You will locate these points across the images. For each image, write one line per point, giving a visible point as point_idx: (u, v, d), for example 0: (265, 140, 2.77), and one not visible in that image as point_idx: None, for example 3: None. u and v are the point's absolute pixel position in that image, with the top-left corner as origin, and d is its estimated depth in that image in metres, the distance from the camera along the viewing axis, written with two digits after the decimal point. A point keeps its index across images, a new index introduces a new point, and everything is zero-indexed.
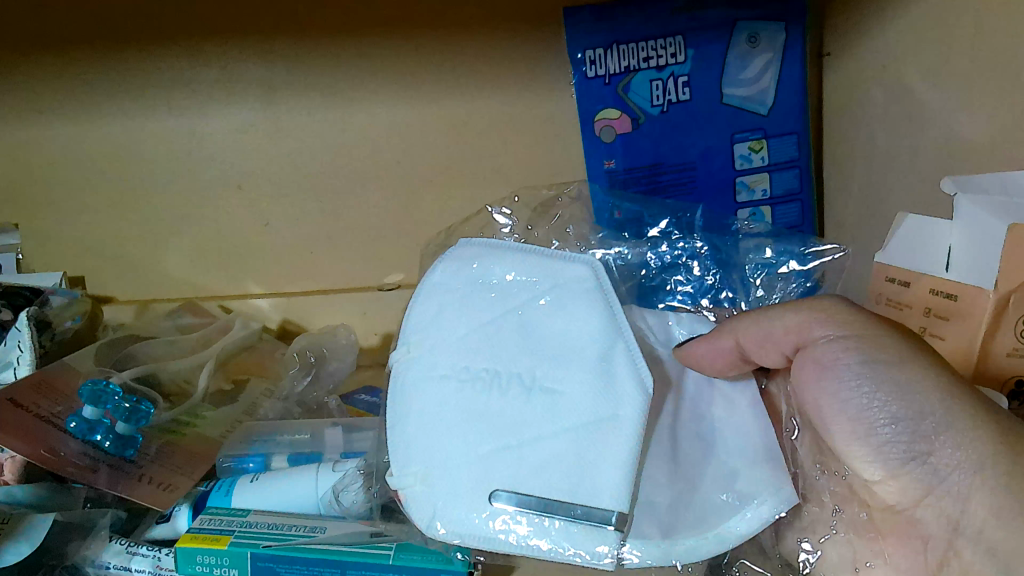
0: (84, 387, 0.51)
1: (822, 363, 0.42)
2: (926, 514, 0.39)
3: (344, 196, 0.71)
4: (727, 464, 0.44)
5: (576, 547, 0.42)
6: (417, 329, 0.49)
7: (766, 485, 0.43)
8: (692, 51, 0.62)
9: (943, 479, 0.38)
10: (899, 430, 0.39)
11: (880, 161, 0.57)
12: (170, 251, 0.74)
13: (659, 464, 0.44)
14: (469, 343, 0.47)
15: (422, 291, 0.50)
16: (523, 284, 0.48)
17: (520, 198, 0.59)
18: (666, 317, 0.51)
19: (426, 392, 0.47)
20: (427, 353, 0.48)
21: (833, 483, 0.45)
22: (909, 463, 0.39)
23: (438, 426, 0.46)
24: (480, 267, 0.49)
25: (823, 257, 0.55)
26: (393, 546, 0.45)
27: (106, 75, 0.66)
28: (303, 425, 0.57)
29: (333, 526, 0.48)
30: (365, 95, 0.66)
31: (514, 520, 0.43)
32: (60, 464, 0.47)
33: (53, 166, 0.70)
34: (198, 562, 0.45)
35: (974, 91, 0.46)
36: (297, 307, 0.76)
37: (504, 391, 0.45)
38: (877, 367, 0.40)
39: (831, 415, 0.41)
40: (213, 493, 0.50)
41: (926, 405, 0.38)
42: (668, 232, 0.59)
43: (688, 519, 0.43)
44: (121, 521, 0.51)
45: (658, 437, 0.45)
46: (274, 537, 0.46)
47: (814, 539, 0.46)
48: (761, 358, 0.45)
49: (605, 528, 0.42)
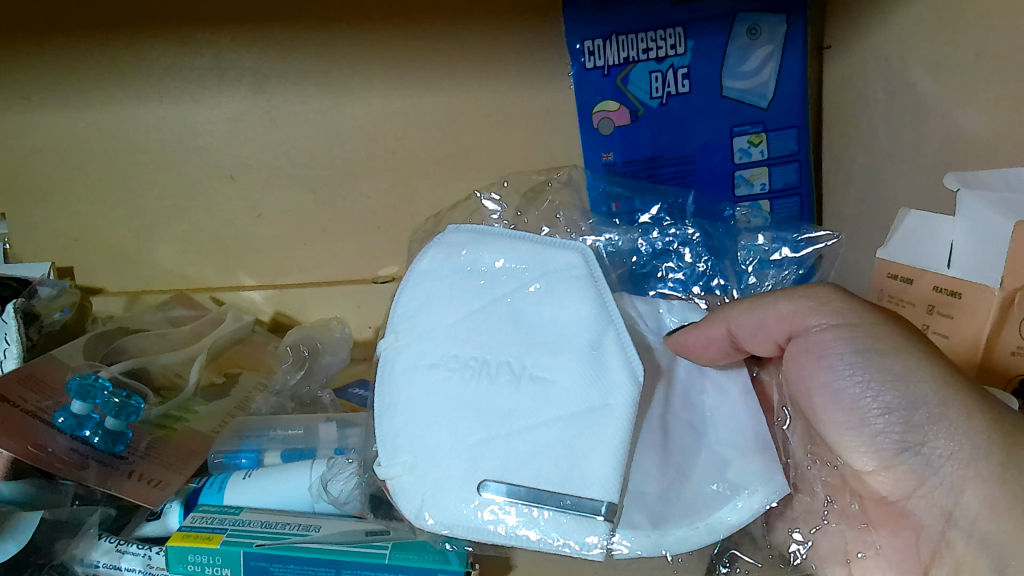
0: (73, 381, 0.49)
1: (815, 352, 0.41)
2: (919, 505, 0.39)
3: (338, 188, 0.70)
4: (718, 454, 0.44)
5: (565, 538, 0.41)
6: (405, 316, 0.48)
7: (756, 476, 0.43)
8: (692, 42, 0.61)
9: (936, 470, 0.38)
10: (892, 420, 0.38)
11: (881, 154, 0.56)
12: (161, 242, 0.72)
13: (649, 452, 0.43)
14: (458, 331, 0.47)
15: (410, 280, 0.49)
16: (511, 271, 0.47)
17: (509, 184, 0.59)
18: (657, 306, 0.50)
19: (413, 381, 0.46)
20: (415, 342, 0.47)
21: (824, 474, 0.45)
22: (902, 454, 0.39)
23: (426, 415, 0.45)
24: (468, 254, 0.48)
25: (817, 244, 0.54)
26: (389, 546, 0.45)
27: (95, 61, 0.64)
28: (297, 420, 0.56)
29: (328, 524, 0.47)
30: (360, 84, 0.65)
31: (503, 510, 0.42)
32: (48, 461, 0.46)
33: (40, 154, 0.68)
34: (190, 561, 0.44)
35: (976, 86, 0.46)
36: (290, 300, 0.75)
37: (493, 379, 0.44)
38: (871, 357, 0.39)
39: (823, 405, 0.41)
40: (206, 489, 0.50)
41: (920, 394, 0.38)
42: (659, 218, 0.58)
43: (679, 509, 0.42)
44: (110, 519, 0.50)
45: (648, 426, 0.43)
46: (267, 535, 0.45)
47: (805, 529, 0.46)
48: (753, 347, 0.44)
49: (594, 518, 0.41)
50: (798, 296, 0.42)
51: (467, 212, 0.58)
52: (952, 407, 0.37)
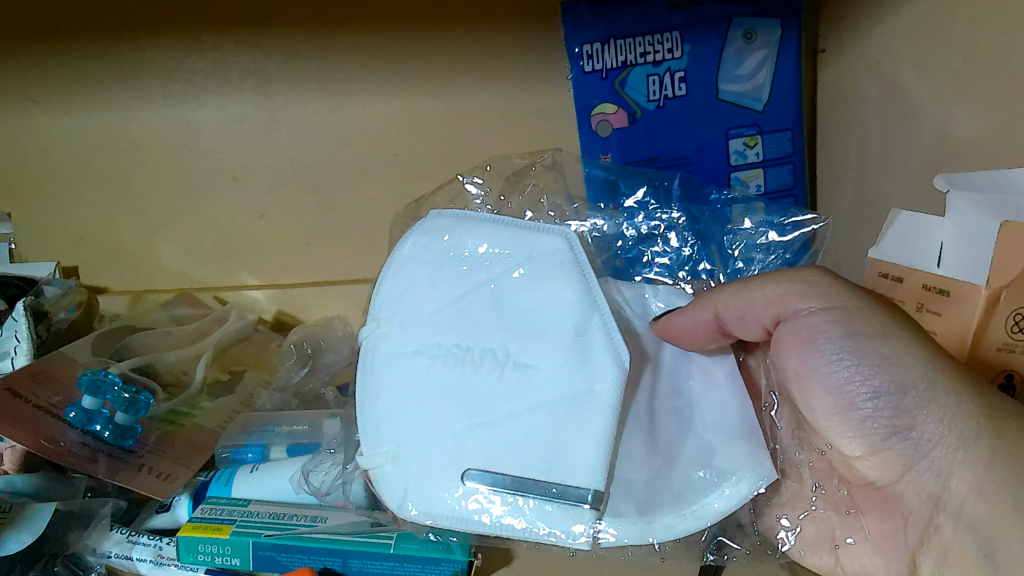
0: (84, 376, 0.50)
1: (805, 336, 0.42)
2: (907, 490, 0.41)
3: (339, 189, 0.71)
4: (705, 440, 0.45)
5: (552, 526, 0.43)
6: (386, 303, 0.50)
7: (744, 461, 0.44)
8: (688, 46, 0.62)
9: (925, 455, 0.39)
10: (881, 404, 0.40)
11: (873, 157, 0.57)
12: (165, 242, 0.73)
13: (637, 439, 0.44)
14: (441, 318, 0.48)
15: (392, 266, 0.51)
16: (495, 257, 0.48)
17: (491, 167, 0.62)
18: (642, 291, 0.51)
19: (396, 368, 0.47)
20: (397, 328, 0.49)
21: (812, 459, 0.46)
22: (891, 438, 0.40)
23: (409, 401, 0.46)
24: (451, 240, 0.49)
25: (802, 228, 0.57)
26: (393, 536, 0.46)
27: (100, 64, 0.65)
28: (301, 416, 0.55)
29: (333, 514, 0.48)
30: (362, 86, 0.67)
31: (488, 500, 0.43)
32: (61, 454, 0.47)
33: (45, 154, 0.69)
34: (200, 551, 0.46)
35: (965, 92, 0.47)
36: (292, 299, 0.76)
37: (476, 366, 0.45)
38: (860, 341, 0.40)
39: (813, 390, 0.43)
40: (213, 483, 0.50)
41: (910, 378, 0.39)
42: (645, 202, 0.61)
43: (666, 496, 0.43)
44: (121, 511, 0.51)
45: (635, 412, 0.45)
46: (275, 526, 0.47)
47: (792, 515, 0.47)
48: (740, 331, 0.46)
49: (581, 507, 0.42)
50: (787, 280, 0.43)
51: (449, 196, 0.61)
52: (942, 391, 0.38)
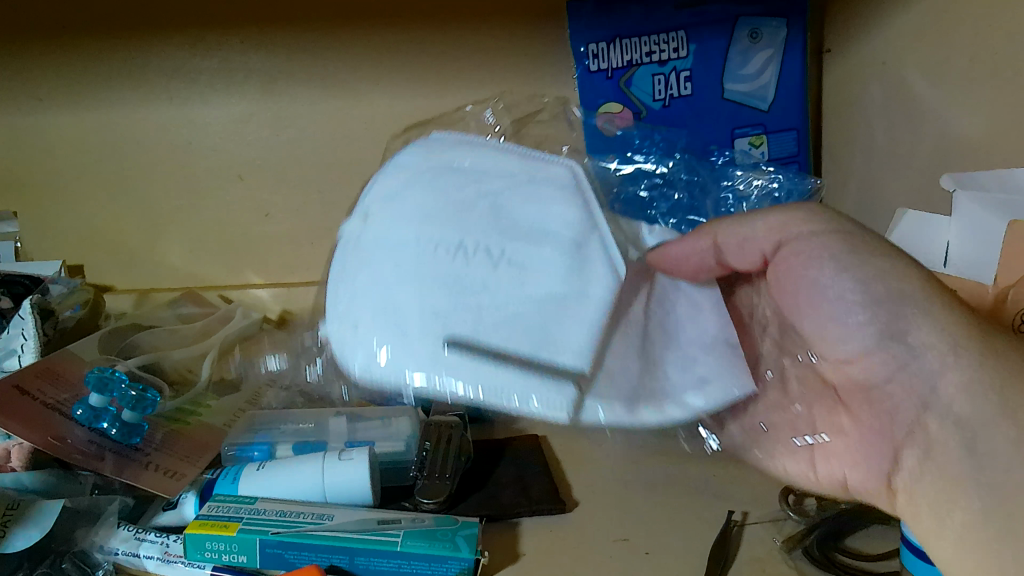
0: (91, 375, 0.48)
1: (805, 255, 0.41)
2: (898, 388, 0.37)
3: (344, 187, 0.71)
4: (687, 353, 0.44)
5: (523, 396, 0.39)
6: (376, 200, 0.47)
7: (725, 371, 0.43)
8: (694, 45, 0.63)
9: (918, 356, 0.36)
10: (874, 314, 0.38)
11: (879, 155, 0.57)
12: (171, 241, 0.73)
13: (621, 338, 0.42)
14: (426, 207, 0.45)
15: (389, 169, 0.48)
16: (494, 174, 0.46)
17: (500, 103, 0.61)
18: (638, 227, 0.51)
19: (383, 239, 0.44)
20: (381, 220, 0.45)
21: (801, 368, 0.44)
22: (883, 343, 0.37)
23: (391, 270, 0.43)
24: (448, 156, 0.47)
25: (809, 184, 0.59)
26: (401, 534, 0.39)
27: (107, 61, 0.66)
28: (308, 415, 0.53)
29: (342, 513, 0.42)
30: (366, 85, 0.67)
31: (449, 381, 0.39)
32: (68, 451, 0.44)
33: (50, 152, 0.70)
34: (208, 548, 0.39)
35: (972, 91, 0.47)
36: (297, 298, 0.74)
37: (467, 257, 0.42)
38: (850, 258, 0.39)
39: (812, 303, 0.41)
40: (220, 480, 0.44)
41: (903, 287, 0.37)
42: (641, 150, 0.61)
43: (650, 392, 0.42)
44: (128, 509, 0.44)
45: (625, 325, 0.42)
46: (283, 523, 0.40)
47: (792, 459, 0.43)
48: (737, 258, 0.45)
49: (561, 387, 0.39)
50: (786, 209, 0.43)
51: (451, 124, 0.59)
52: None
